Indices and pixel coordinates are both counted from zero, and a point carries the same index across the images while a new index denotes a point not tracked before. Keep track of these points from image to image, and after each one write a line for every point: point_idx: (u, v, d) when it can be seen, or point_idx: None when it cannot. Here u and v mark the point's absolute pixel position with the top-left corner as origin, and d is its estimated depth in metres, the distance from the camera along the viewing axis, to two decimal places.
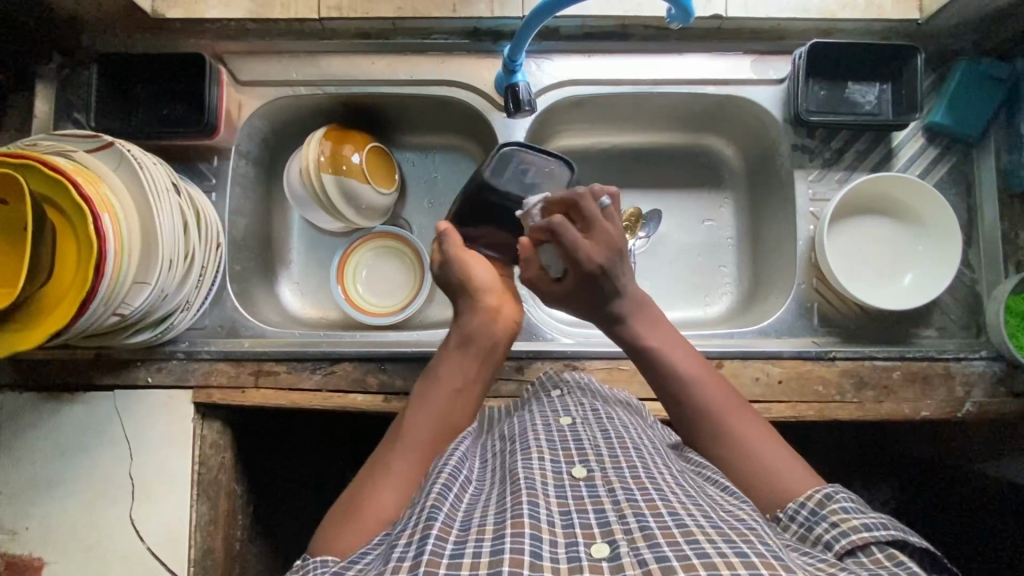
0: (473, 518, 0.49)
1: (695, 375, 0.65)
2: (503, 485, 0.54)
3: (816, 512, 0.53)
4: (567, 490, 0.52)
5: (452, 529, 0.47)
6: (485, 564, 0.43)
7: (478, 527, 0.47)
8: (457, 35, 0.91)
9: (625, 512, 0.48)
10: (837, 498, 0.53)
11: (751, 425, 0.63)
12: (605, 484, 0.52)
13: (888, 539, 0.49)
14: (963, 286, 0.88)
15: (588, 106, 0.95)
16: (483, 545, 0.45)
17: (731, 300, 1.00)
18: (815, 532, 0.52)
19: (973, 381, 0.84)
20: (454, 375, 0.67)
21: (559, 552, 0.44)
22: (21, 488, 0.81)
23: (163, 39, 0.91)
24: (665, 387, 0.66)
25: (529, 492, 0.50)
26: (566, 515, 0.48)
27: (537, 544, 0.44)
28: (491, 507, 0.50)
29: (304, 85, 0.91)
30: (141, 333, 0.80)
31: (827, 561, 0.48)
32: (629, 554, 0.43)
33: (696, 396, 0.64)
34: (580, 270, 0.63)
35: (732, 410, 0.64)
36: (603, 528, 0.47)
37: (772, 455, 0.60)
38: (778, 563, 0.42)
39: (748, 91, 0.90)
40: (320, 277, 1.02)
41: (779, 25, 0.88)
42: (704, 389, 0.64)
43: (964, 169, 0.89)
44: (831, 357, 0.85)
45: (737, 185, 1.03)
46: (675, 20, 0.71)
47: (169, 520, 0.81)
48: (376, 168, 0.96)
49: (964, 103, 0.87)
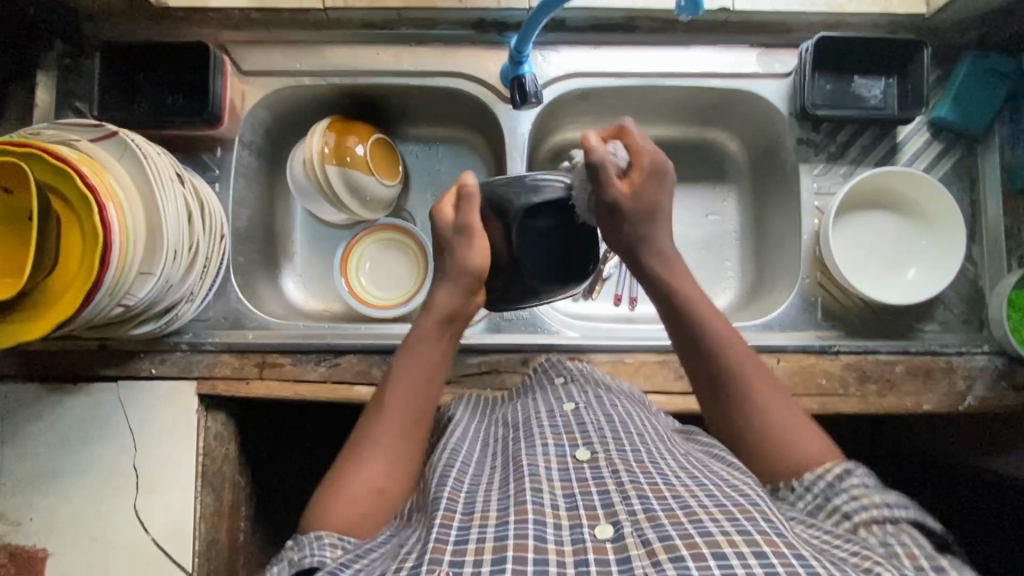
0: (476, 502, 0.50)
1: (726, 338, 0.64)
2: (505, 471, 0.54)
3: (835, 485, 0.55)
4: (571, 473, 0.52)
5: (455, 515, 0.48)
6: (489, 548, 0.43)
7: (482, 514, 0.48)
8: (462, 27, 0.91)
9: (630, 493, 0.48)
10: (857, 474, 0.55)
11: (774, 394, 0.62)
12: (608, 465, 0.52)
13: (907, 518, 0.51)
14: (966, 281, 0.89)
15: (593, 99, 0.95)
16: (487, 531, 0.45)
17: (734, 294, 1.00)
18: (833, 502, 0.54)
19: (975, 376, 0.85)
20: (433, 347, 0.66)
21: (563, 535, 0.45)
22: (23, 479, 0.81)
23: (166, 29, 0.90)
24: (690, 344, 0.65)
25: (532, 479, 0.51)
26: (570, 497, 0.49)
27: (540, 528, 0.45)
28: (494, 493, 0.51)
29: (307, 76, 0.90)
30: (145, 324, 0.79)
31: (833, 534, 0.50)
32: (631, 534, 0.44)
33: (725, 358, 0.63)
34: (647, 162, 0.66)
35: (758, 377, 0.62)
36: (607, 509, 0.47)
37: (795, 424, 0.60)
38: (781, 541, 0.42)
39: (755, 84, 0.90)
40: (323, 268, 1.01)
41: (786, 20, 0.88)
42: (733, 350, 0.63)
43: (968, 165, 0.90)
44: (834, 351, 0.85)
45: (741, 179, 1.03)
46: (684, 13, 0.71)
47: (173, 511, 0.81)
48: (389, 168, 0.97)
49: (969, 98, 0.87)
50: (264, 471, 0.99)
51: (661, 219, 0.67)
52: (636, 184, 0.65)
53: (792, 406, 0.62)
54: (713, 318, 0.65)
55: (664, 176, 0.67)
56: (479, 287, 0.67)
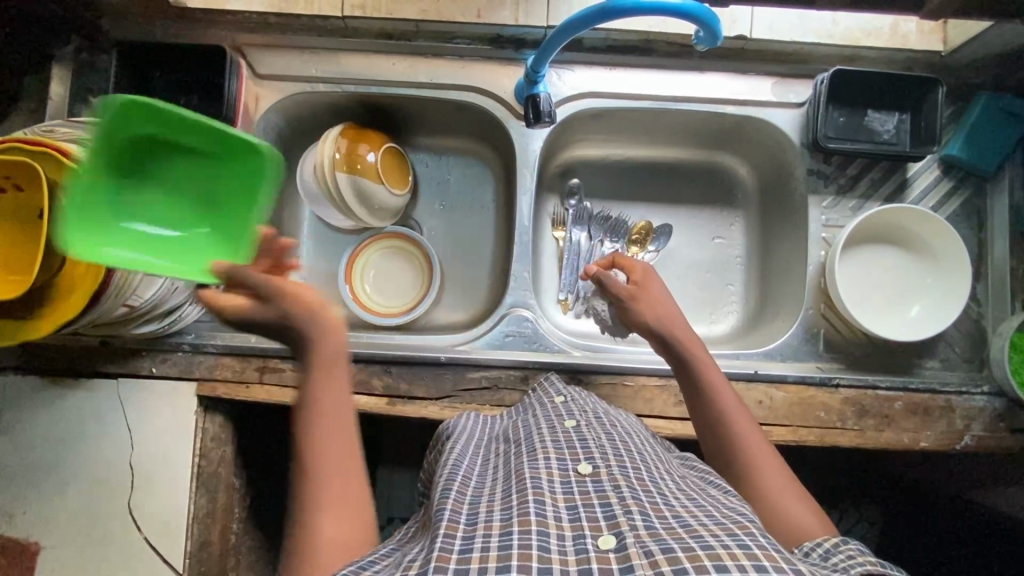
0: (479, 513, 0.49)
1: (732, 413, 0.68)
2: (507, 484, 0.54)
3: (831, 549, 0.53)
4: (573, 486, 0.52)
5: (459, 525, 0.47)
6: (494, 557, 0.43)
7: (485, 523, 0.47)
8: (479, 42, 0.91)
9: (631, 508, 0.48)
10: (853, 543, 0.53)
11: (780, 475, 0.64)
12: (610, 480, 0.52)
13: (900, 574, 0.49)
14: (970, 320, 0.89)
15: (606, 119, 0.95)
16: (491, 540, 0.45)
17: (737, 319, 1.00)
18: (832, 559, 0.52)
19: (973, 416, 0.85)
20: (330, 388, 0.56)
21: (567, 544, 0.45)
22: (19, 472, 0.81)
23: (183, 28, 0.90)
24: (703, 416, 0.70)
25: (535, 492, 0.50)
26: (572, 510, 0.49)
27: (543, 538, 0.45)
28: (497, 504, 0.50)
29: (322, 82, 0.91)
30: (149, 324, 0.79)
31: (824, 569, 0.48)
32: (634, 544, 0.43)
33: (731, 433, 0.67)
34: (639, 271, 0.81)
35: (765, 459, 0.65)
36: (609, 521, 0.46)
37: (796, 503, 0.61)
38: (779, 554, 0.42)
39: (768, 113, 0.90)
40: (327, 274, 1.02)
41: (803, 50, 0.89)
42: (740, 420, 0.68)
43: (977, 204, 0.90)
44: (834, 384, 0.85)
45: (750, 205, 1.03)
46: (702, 44, 0.71)
47: (167, 509, 0.81)
48: (266, 151, 0.58)
49: (980, 138, 0.87)
50: (258, 473, 0.99)
51: (668, 305, 0.77)
52: (638, 287, 0.79)
53: (795, 486, 0.63)
54: (727, 396, 0.70)
55: (659, 279, 0.81)
56: (303, 318, 0.55)
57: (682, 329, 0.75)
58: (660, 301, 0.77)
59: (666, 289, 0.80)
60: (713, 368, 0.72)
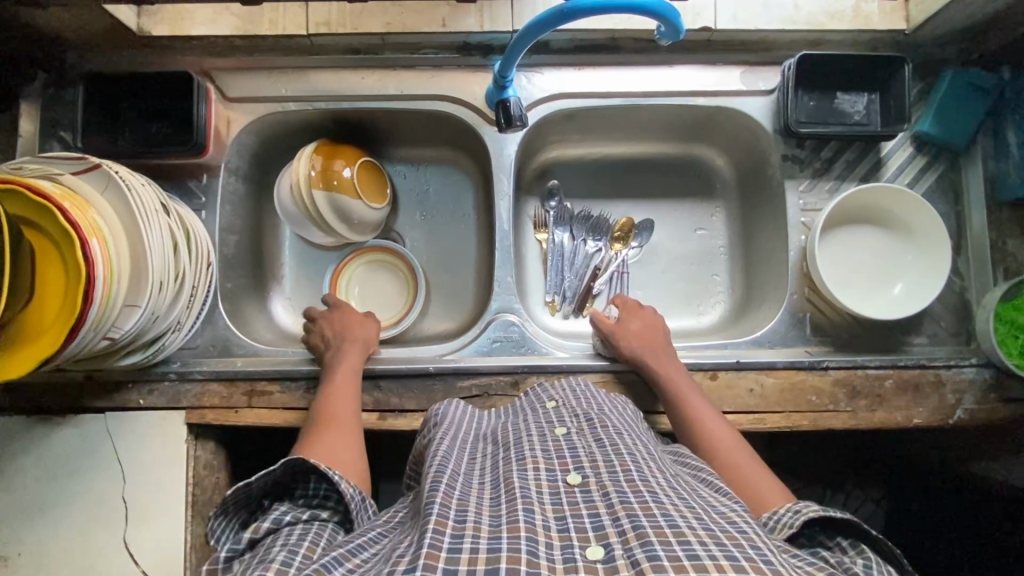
0: (469, 512, 0.49)
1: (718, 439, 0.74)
2: (496, 491, 0.54)
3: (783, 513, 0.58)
4: (562, 498, 0.51)
5: (448, 521, 0.47)
6: (482, 559, 0.43)
7: (474, 524, 0.47)
8: (447, 51, 0.90)
9: (619, 515, 0.47)
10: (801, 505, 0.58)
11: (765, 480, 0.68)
12: (600, 489, 0.52)
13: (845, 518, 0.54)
14: (954, 294, 0.89)
15: (579, 119, 0.95)
16: (479, 542, 0.44)
17: (724, 309, 1.00)
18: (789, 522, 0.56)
19: (964, 389, 0.85)
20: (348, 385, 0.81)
21: (555, 553, 0.44)
22: (10, 515, 0.80)
23: (150, 57, 0.90)
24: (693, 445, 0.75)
25: (524, 500, 0.50)
26: (561, 520, 0.48)
27: (532, 544, 0.45)
28: (488, 508, 0.50)
29: (292, 101, 0.91)
30: (130, 356, 0.79)
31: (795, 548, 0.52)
32: (623, 554, 0.43)
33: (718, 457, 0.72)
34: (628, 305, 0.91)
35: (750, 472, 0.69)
36: (598, 532, 0.46)
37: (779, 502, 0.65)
38: (767, 566, 0.42)
39: (738, 102, 0.91)
40: (312, 291, 1.01)
41: (769, 37, 0.89)
42: (726, 447, 0.73)
43: (952, 177, 0.90)
44: (824, 367, 0.85)
45: (729, 195, 1.03)
46: (665, 38, 0.71)
47: (164, 541, 0.80)
48: None
49: (950, 112, 0.88)
50: None
51: (656, 335, 0.86)
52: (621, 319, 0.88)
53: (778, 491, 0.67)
54: (710, 425, 0.75)
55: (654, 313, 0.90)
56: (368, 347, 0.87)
57: (670, 357, 0.83)
58: (647, 333, 0.86)
59: (654, 321, 0.88)
60: (693, 395, 0.79)
